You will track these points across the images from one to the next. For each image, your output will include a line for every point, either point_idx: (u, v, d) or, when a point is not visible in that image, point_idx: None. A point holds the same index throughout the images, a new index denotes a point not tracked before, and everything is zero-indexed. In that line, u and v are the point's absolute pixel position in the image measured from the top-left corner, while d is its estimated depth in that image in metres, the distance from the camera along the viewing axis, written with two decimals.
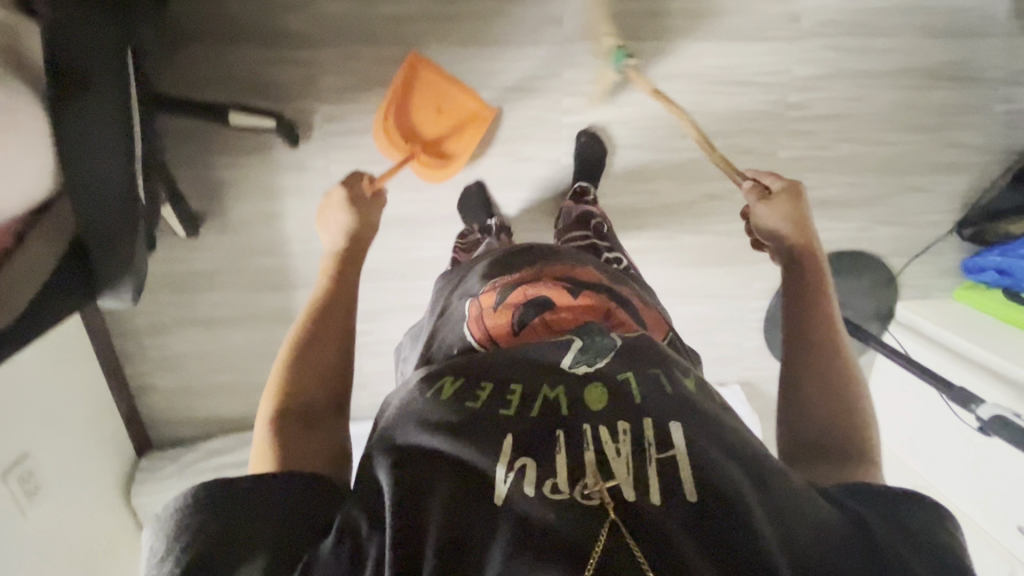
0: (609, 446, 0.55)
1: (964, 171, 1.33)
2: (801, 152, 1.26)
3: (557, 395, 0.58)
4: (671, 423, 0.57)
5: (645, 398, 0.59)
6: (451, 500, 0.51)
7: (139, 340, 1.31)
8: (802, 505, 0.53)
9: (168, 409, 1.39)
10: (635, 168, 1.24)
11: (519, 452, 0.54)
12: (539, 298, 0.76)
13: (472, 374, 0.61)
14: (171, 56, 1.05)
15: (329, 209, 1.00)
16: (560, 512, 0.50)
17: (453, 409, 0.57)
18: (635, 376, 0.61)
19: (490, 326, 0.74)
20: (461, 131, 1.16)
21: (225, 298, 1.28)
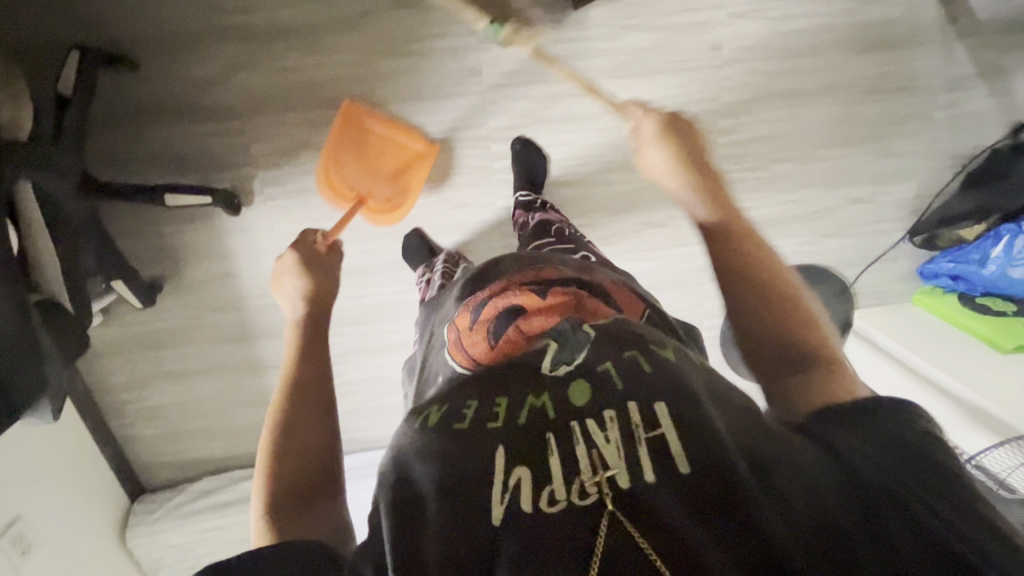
0: (598, 436, 0.50)
1: (908, 178, 1.32)
2: (737, 174, 1.27)
3: (543, 399, 0.54)
4: (656, 403, 0.52)
5: (626, 380, 0.54)
6: (448, 520, 0.47)
7: (119, 395, 1.39)
8: (814, 465, 0.48)
9: (154, 456, 1.48)
10: (571, 203, 1.26)
11: (511, 462, 0.50)
12: (513, 308, 0.67)
13: (459, 394, 0.57)
14: (110, 140, 1.11)
15: (283, 274, 0.93)
16: (562, 523, 0.45)
17: (440, 435, 0.53)
18: (616, 364, 0.56)
19: (470, 353, 0.67)
20: (405, 170, 1.18)
21: (194, 351, 1.35)
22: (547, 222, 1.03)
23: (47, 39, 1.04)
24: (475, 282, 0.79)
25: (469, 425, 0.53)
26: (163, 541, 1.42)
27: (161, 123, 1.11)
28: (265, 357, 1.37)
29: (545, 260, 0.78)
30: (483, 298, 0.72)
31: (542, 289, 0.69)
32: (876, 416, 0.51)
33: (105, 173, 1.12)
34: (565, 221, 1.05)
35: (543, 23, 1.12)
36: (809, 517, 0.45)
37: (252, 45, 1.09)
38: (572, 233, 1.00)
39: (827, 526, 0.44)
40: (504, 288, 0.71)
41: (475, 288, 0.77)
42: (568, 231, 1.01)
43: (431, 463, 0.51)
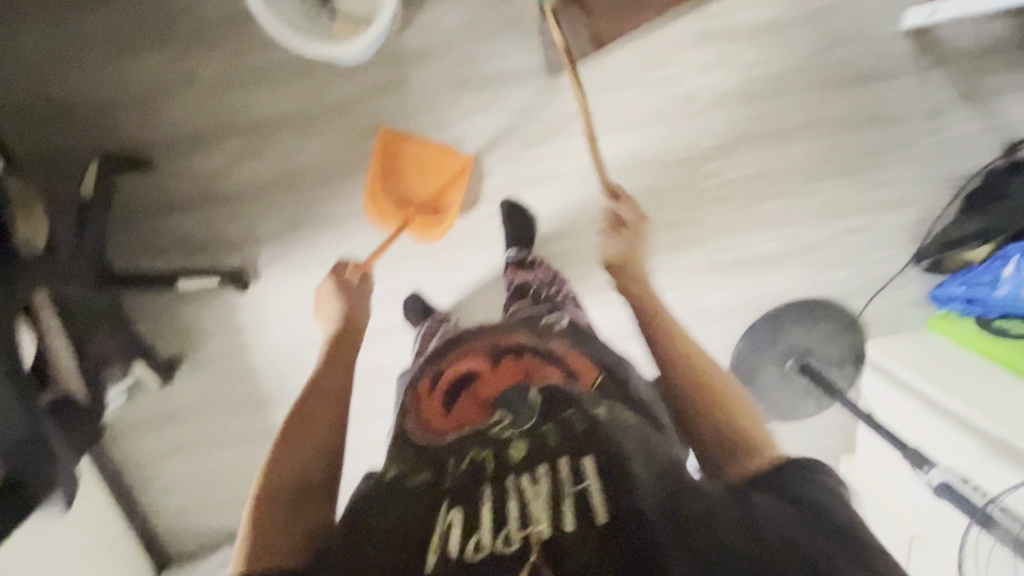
0: (530, 489, 0.62)
1: (904, 205, 1.31)
2: (726, 216, 1.28)
3: (484, 456, 0.68)
4: (581, 458, 0.63)
5: (558, 438, 0.67)
6: (395, 556, 0.58)
7: (144, 469, 1.45)
8: (722, 512, 0.58)
9: (178, 528, 1.51)
10: (564, 256, 1.28)
11: (448, 511, 0.63)
12: (469, 376, 0.81)
13: (426, 460, 0.72)
14: (127, 236, 1.21)
15: (322, 300, 1.06)
16: (484, 561, 0.55)
17: (411, 492, 0.67)
18: (552, 424, 0.69)
19: (427, 414, 0.79)
20: (447, 183, 1.21)
21: (212, 423, 1.41)
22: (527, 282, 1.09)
23: (73, 150, 1.16)
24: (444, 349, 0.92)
25: (426, 483, 0.68)
26: None
27: (173, 216, 1.20)
28: (279, 424, 1.41)
29: (507, 328, 0.90)
30: (444, 368, 0.85)
31: (496, 359, 0.82)
32: (810, 493, 0.63)
33: (121, 264, 1.21)
34: (547, 282, 1.11)
35: (522, 91, 1.18)
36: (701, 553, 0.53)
37: (254, 138, 1.18)
38: (552, 295, 1.06)
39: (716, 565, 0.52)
40: (468, 358, 0.84)
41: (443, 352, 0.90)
42: (548, 292, 1.08)
43: (392, 517, 0.63)
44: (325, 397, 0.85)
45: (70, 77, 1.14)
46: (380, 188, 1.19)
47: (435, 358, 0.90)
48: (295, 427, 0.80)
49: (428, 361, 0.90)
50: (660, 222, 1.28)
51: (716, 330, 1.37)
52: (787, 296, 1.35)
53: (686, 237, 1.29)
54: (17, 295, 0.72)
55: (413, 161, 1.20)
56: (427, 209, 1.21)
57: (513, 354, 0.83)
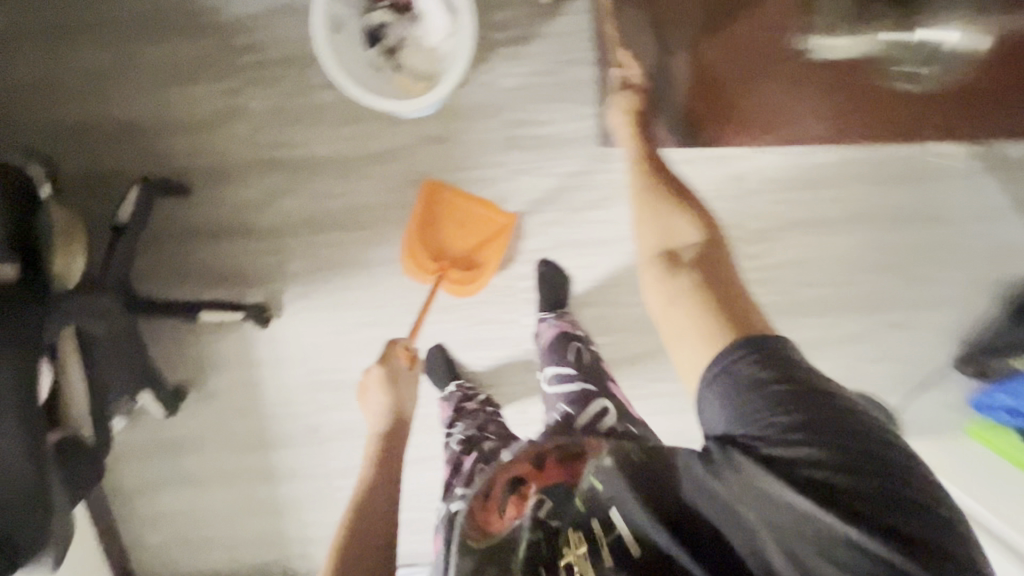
0: (574, 547, 0.67)
1: (949, 305, 1.27)
2: (765, 299, 1.25)
3: (535, 535, 0.67)
4: (607, 508, 0.67)
5: (586, 500, 0.68)
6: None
7: (131, 500, 1.37)
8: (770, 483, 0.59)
9: (158, 565, 1.42)
10: (596, 322, 1.25)
11: None
12: (514, 475, 0.69)
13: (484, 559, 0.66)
14: (152, 259, 1.18)
15: (369, 390, 0.99)
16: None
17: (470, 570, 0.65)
18: (579, 490, 0.69)
19: (483, 525, 0.67)
20: (487, 242, 1.18)
21: (209, 458, 1.34)
22: (567, 338, 1.10)
23: (112, 169, 1.15)
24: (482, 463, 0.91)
25: None
26: None
27: (204, 245, 1.18)
28: (279, 465, 1.35)
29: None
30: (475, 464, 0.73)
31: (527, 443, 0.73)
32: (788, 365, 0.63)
33: (143, 287, 1.19)
34: (586, 344, 1.10)
35: (572, 156, 1.17)
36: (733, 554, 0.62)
37: (300, 176, 1.17)
38: (590, 358, 1.07)
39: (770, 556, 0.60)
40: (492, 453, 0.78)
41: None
42: (587, 355, 1.08)
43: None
44: (375, 516, 0.77)
45: (126, 102, 1.14)
46: (421, 245, 1.17)
47: None
48: (346, 557, 0.72)
49: None
50: None
51: None
52: None
53: None
54: (44, 334, 0.69)
55: (453, 216, 1.18)
56: (464, 266, 1.17)
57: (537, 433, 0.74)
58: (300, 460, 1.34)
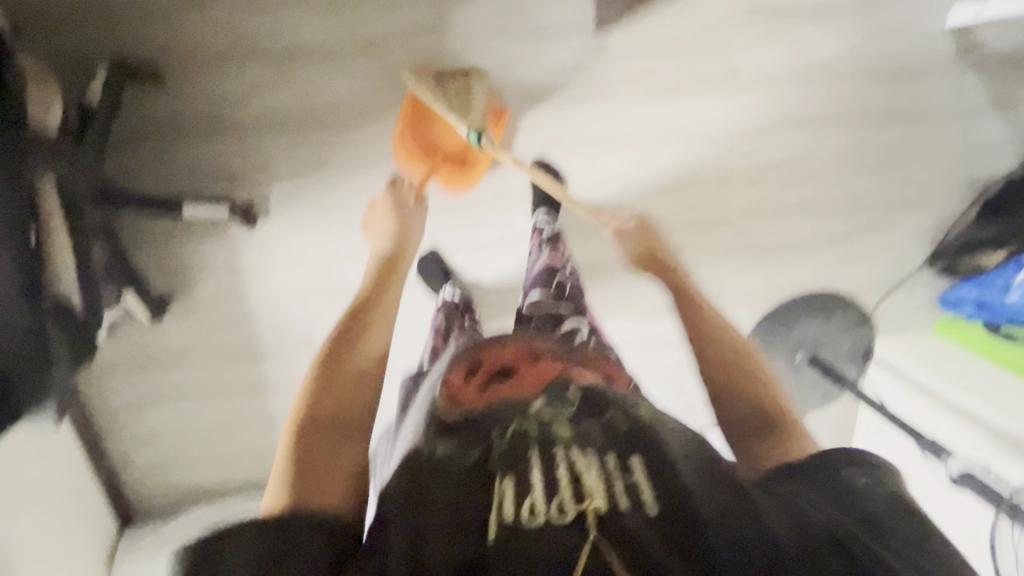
0: (581, 467, 0.59)
1: (926, 205, 1.32)
2: (754, 199, 1.28)
3: (528, 426, 0.63)
4: (629, 455, 0.61)
5: (605, 433, 0.63)
6: (459, 533, 0.53)
7: (116, 416, 1.34)
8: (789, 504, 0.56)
9: (148, 482, 1.40)
10: (590, 223, 1.27)
11: (501, 480, 0.58)
12: (508, 366, 0.73)
13: (464, 430, 0.64)
14: (124, 155, 1.13)
15: (377, 215, 1.08)
16: (545, 537, 0.52)
17: (448, 458, 0.60)
18: (597, 421, 0.65)
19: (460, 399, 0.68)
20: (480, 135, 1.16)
21: (197, 371, 1.31)
22: (552, 270, 1.04)
23: (73, 53, 1.07)
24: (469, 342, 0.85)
25: (472, 462, 0.59)
26: None
27: (180, 141, 1.13)
28: (271, 377, 1.33)
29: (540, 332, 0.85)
30: (473, 354, 0.77)
31: (534, 352, 0.75)
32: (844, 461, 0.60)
33: (117, 184, 1.13)
34: (569, 264, 1.08)
35: (569, 47, 1.16)
36: (750, 529, 0.53)
37: (285, 62, 1.11)
38: (572, 288, 1.01)
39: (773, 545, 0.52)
40: (498, 346, 0.77)
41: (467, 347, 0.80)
42: (569, 287, 1.02)
43: (441, 480, 0.58)
44: (360, 342, 0.80)
45: None
46: (410, 137, 1.14)
47: (465, 349, 0.81)
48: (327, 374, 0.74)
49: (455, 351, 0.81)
50: (689, 198, 1.27)
51: (734, 316, 1.35)
52: (805, 287, 1.35)
53: (714, 217, 1.29)
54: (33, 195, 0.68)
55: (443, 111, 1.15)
56: (457, 161, 1.16)
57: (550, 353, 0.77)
58: (294, 371, 1.33)
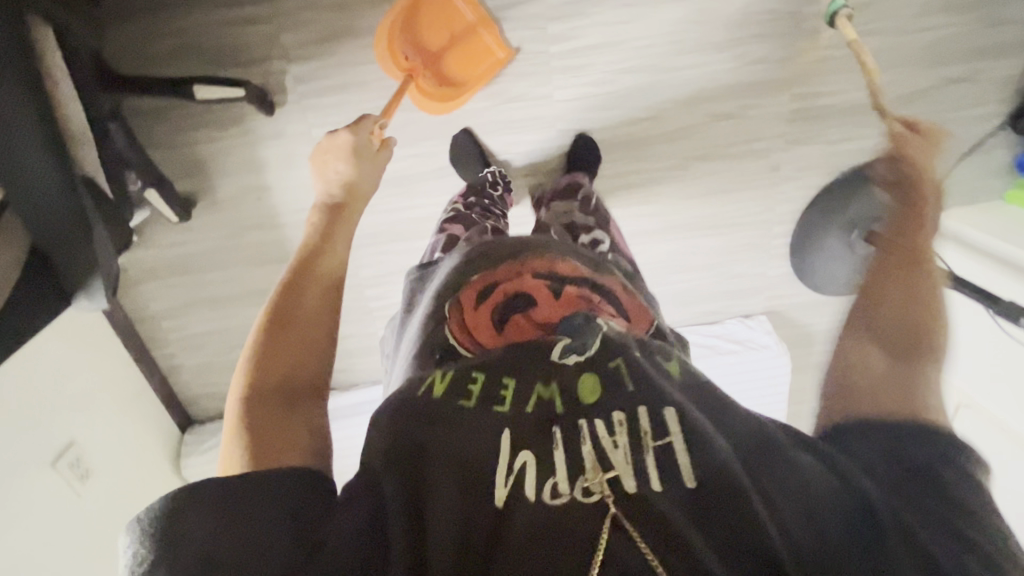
0: (608, 439, 0.53)
1: (1016, 52, 1.17)
2: (821, 54, 1.14)
3: (551, 394, 0.56)
4: (665, 408, 0.54)
5: (635, 380, 0.56)
6: (461, 498, 0.50)
7: (158, 324, 1.34)
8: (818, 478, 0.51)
9: (199, 387, 1.43)
10: (636, 92, 1.15)
11: (518, 450, 0.53)
12: (525, 299, 0.72)
13: (466, 369, 0.59)
14: (124, 35, 1.04)
15: (330, 154, 0.92)
16: (563, 514, 0.49)
17: (447, 408, 0.55)
18: (626, 361, 0.57)
19: (474, 334, 0.70)
20: (468, 58, 1.11)
21: (232, 275, 1.29)
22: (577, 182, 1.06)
23: None
24: (482, 250, 0.82)
25: (483, 428, 0.54)
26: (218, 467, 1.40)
27: (182, 13, 1.04)
28: None
29: (562, 251, 0.81)
30: (493, 283, 0.76)
31: (555, 286, 0.74)
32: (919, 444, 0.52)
33: (120, 70, 1.06)
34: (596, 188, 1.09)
35: None
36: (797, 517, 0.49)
37: None
38: (598, 204, 1.04)
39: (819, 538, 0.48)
40: (513, 274, 0.76)
41: (479, 264, 0.80)
42: (597, 201, 1.05)
43: (446, 443, 0.53)
44: (301, 296, 0.72)
45: None
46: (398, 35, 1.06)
47: (478, 265, 0.79)
48: (273, 339, 0.67)
49: (468, 266, 0.79)
50: (748, 56, 1.14)
51: (791, 192, 1.27)
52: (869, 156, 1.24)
53: (774, 76, 1.16)
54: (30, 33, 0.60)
55: (439, 21, 1.09)
56: (439, 82, 1.11)
57: (573, 287, 0.75)
58: None
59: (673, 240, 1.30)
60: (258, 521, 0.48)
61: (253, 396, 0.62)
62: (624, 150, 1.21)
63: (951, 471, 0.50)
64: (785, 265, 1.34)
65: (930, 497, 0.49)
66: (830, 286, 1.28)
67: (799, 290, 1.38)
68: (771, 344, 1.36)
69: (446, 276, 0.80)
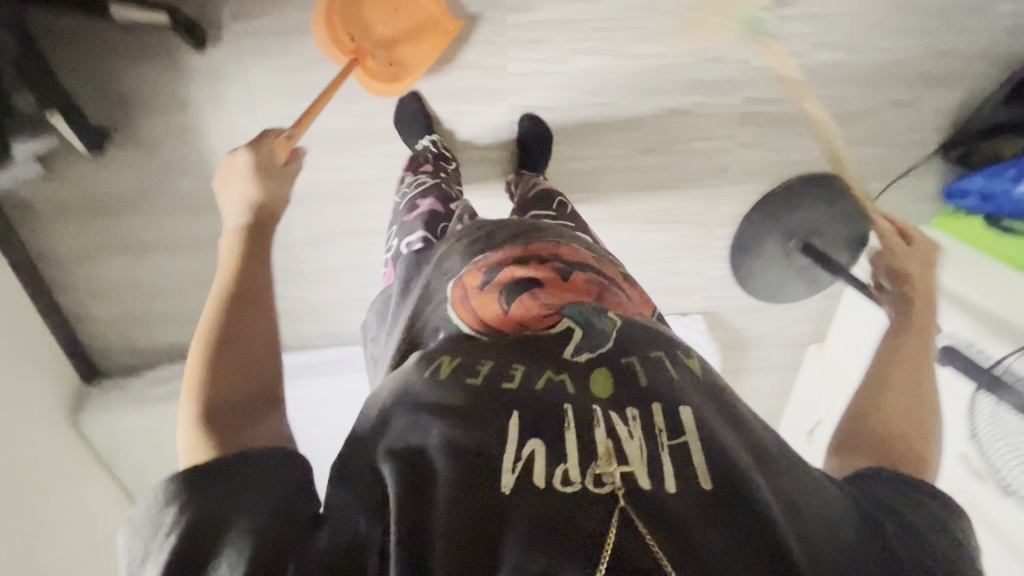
0: (621, 429, 0.52)
1: (956, 83, 1.21)
2: (774, 60, 1.15)
3: (563, 378, 0.56)
4: (679, 408, 0.55)
5: (650, 378, 0.57)
6: (475, 484, 0.47)
7: (65, 267, 1.24)
8: (819, 495, 0.52)
9: (113, 337, 1.35)
10: (591, 75, 1.14)
11: (528, 437, 0.51)
12: (532, 281, 0.68)
13: (473, 353, 0.59)
14: None
15: (233, 176, 0.79)
16: (574, 502, 0.47)
17: (450, 386, 0.54)
18: (640, 359, 0.59)
19: (481, 317, 0.66)
20: (416, 37, 1.08)
21: (154, 222, 1.21)
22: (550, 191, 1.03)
23: None
24: (484, 234, 0.79)
25: (499, 410, 0.52)
26: (123, 423, 1.31)
27: None
28: None
29: (562, 238, 0.80)
30: (499, 265, 0.72)
31: (563, 271, 0.71)
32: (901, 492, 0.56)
33: None
34: (563, 197, 1.07)
35: None
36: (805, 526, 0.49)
37: None
38: (572, 210, 1.02)
39: (827, 550, 0.48)
40: (520, 260, 0.72)
41: (478, 247, 0.77)
42: (568, 208, 1.03)
43: (456, 426, 0.50)
44: (248, 313, 0.61)
45: None
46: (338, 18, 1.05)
47: (483, 249, 0.76)
48: (213, 359, 0.56)
49: (470, 252, 0.76)
50: (703, 54, 1.14)
51: (733, 195, 1.29)
52: (812, 168, 1.27)
53: (727, 77, 1.16)
54: None
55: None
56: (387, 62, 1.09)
57: (580, 274, 0.72)
58: None
59: (616, 232, 1.31)
60: (281, 530, 0.45)
61: (209, 378, 0.55)
62: (575, 134, 1.19)
63: (936, 511, 0.54)
64: (723, 267, 1.37)
65: (925, 528, 0.52)
66: (761, 293, 1.32)
67: (734, 293, 1.41)
68: (702, 344, 1.39)
69: (442, 264, 0.79)
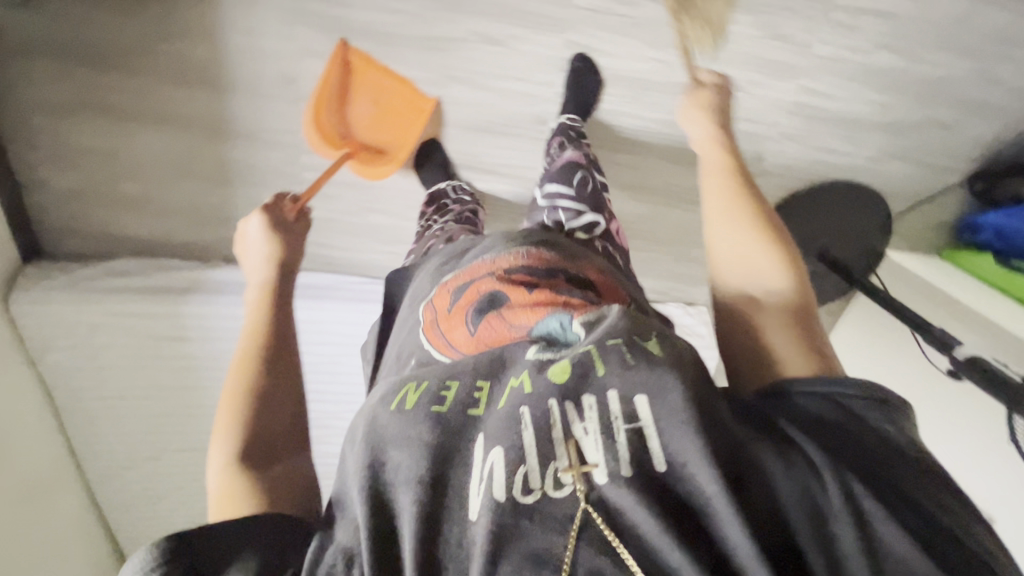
0: (580, 426, 0.51)
1: (993, 115, 1.23)
2: (834, 50, 1.13)
3: (522, 379, 0.54)
4: (636, 395, 0.52)
5: (608, 365, 0.54)
6: (440, 503, 0.49)
7: (27, 116, 1.08)
8: (781, 471, 0.50)
9: (65, 214, 1.18)
10: (652, 25, 1.08)
11: (489, 449, 0.51)
12: (496, 299, 0.65)
13: (438, 375, 0.57)
14: None
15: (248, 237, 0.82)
16: (532, 519, 0.48)
17: (416, 416, 0.53)
18: (599, 348, 0.55)
19: (451, 340, 0.65)
20: (402, 124, 1.13)
21: (145, 86, 1.08)
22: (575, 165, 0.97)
23: None
24: (455, 260, 0.78)
25: (456, 428, 0.52)
26: (61, 312, 1.14)
27: None
28: (238, 119, 1.11)
29: (536, 241, 0.75)
30: (466, 282, 0.70)
31: (532, 285, 0.67)
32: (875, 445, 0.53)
33: None
34: (595, 161, 1.02)
35: None
36: (772, 517, 0.48)
37: None
38: (596, 187, 0.96)
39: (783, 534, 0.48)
40: (487, 276, 0.69)
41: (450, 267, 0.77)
42: (594, 184, 0.96)
43: (415, 452, 0.51)
44: (273, 365, 0.68)
45: None
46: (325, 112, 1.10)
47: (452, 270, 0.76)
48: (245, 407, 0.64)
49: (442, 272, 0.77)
50: (768, 28, 1.10)
51: (766, 186, 1.25)
52: (845, 173, 1.25)
53: (785, 58, 1.13)
54: None
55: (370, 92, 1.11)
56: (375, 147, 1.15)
57: (551, 282, 0.68)
58: (267, 117, 1.11)
59: (643, 201, 1.25)
60: None
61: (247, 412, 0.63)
62: (624, 85, 1.13)
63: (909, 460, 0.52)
64: None
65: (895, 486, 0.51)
66: None
67: None
68: (707, 335, 1.33)
69: (419, 285, 0.80)
